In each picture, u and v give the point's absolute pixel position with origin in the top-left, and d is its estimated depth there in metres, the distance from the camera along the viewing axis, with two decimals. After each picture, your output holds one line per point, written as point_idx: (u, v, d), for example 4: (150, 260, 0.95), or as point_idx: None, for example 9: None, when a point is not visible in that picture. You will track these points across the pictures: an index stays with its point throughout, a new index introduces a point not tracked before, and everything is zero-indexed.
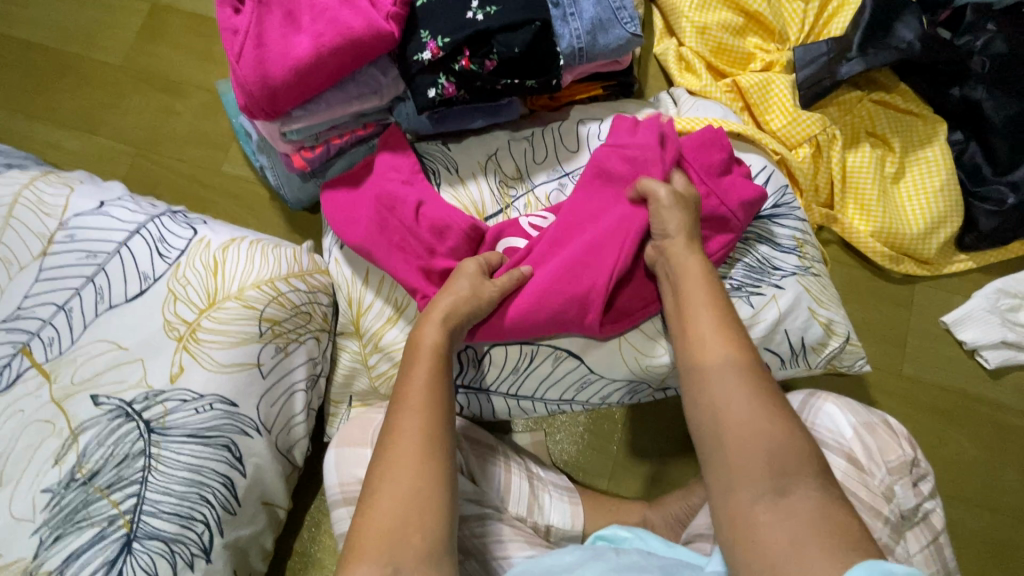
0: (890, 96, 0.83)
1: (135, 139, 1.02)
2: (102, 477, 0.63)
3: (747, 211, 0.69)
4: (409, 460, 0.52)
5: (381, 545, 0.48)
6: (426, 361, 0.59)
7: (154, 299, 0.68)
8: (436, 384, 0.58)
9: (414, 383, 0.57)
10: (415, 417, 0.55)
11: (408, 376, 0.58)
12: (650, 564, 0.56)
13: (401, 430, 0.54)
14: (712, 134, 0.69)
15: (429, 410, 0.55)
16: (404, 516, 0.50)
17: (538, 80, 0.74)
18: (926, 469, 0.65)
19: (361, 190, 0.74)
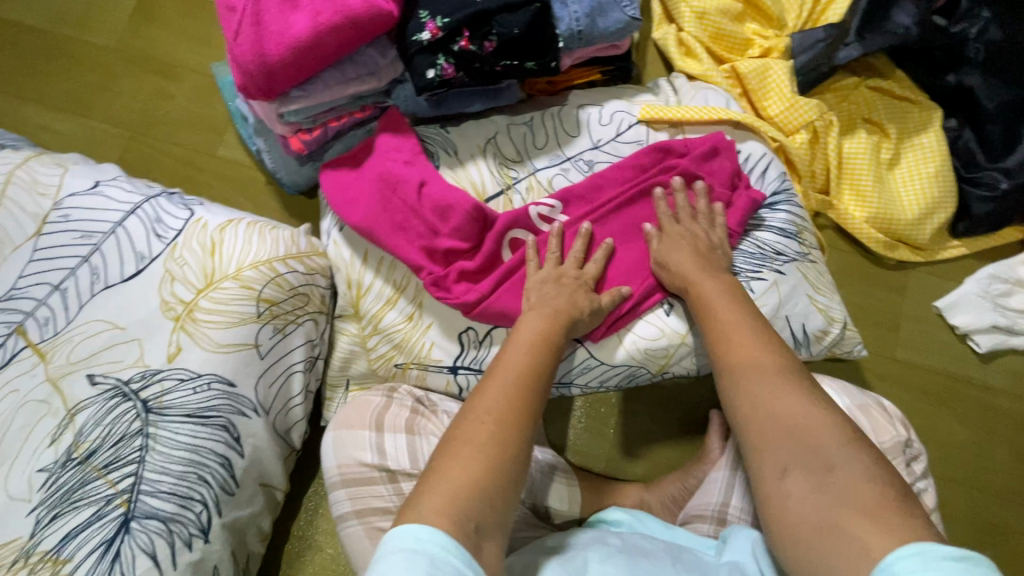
0: (886, 82, 0.84)
1: (129, 122, 1.01)
2: (99, 457, 0.63)
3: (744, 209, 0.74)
4: (504, 429, 0.50)
5: (459, 506, 0.45)
6: (526, 343, 0.59)
7: (151, 278, 0.68)
8: (536, 367, 0.56)
9: (515, 358, 0.57)
10: (512, 389, 0.53)
11: (508, 351, 0.58)
12: (659, 549, 0.58)
13: (498, 395, 0.53)
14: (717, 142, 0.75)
15: (532, 386, 0.54)
16: (490, 479, 0.47)
17: (537, 62, 0.74)
18: (919, 450, 0.65)
19: (365, 169, 0.75)
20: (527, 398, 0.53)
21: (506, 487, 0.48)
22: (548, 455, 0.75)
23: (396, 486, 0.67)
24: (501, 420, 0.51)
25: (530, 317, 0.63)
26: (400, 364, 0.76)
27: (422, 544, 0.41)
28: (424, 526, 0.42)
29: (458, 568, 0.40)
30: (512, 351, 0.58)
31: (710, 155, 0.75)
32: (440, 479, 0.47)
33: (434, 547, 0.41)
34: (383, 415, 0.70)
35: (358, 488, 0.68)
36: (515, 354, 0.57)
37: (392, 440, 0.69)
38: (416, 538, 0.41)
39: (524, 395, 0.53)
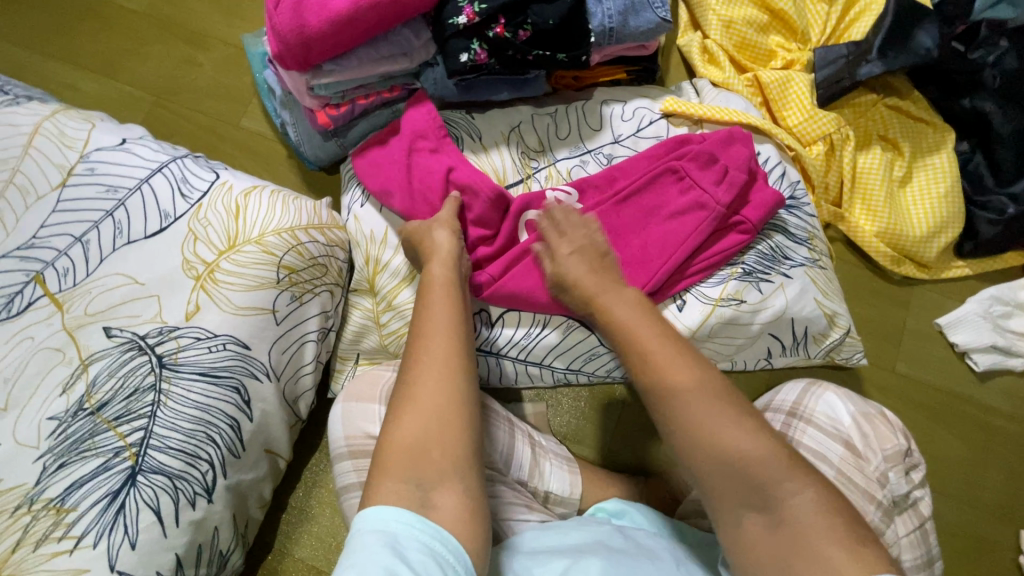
0: (904, 102, 0.86)
1: (153, 87, 1.02)
2: (111, 408, 0.63)
3: (762, 211, 0.75)
4: (437, 377, 0.53)
5: (404, 461, 0.48)
6: (439, 298, 0.61)
7: (174, 236, 0.68)
8: (453, 312, 0.60)
9: (436, 317, 0.59)
10: (440, 349, 0.55)
11: (425, 310, 0.60)
12: (660, 548, 0.62)
13: (425, 356, 0.55)
14: (738, 139, 0.76)
15: (452, 340, 0.57)
16: (432, 438, 0.50)
17: (568, 54, 0.75)
18: (919, 459, 0.67)
19: (396, 141, 0.76)
20: (451, 352, 0.55)
21: (448, 439, 0.50)
22: (546, 439, 0.77)
23: None
24: (432, 379, 0.53)
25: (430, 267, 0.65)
26: None
27: (387, 523, 0.45)
28: (385, 507, 0.46)
29: (420, 540, 0.45)
30: (430, 309, 0.60)
31: (723, 143, 0.76)
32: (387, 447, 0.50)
33: (397, 524, 0.45)
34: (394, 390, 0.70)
35: (363, 460, 0.68)
36: (431, 314, 0.59)
37: None
38: (380, 519, 0.45)
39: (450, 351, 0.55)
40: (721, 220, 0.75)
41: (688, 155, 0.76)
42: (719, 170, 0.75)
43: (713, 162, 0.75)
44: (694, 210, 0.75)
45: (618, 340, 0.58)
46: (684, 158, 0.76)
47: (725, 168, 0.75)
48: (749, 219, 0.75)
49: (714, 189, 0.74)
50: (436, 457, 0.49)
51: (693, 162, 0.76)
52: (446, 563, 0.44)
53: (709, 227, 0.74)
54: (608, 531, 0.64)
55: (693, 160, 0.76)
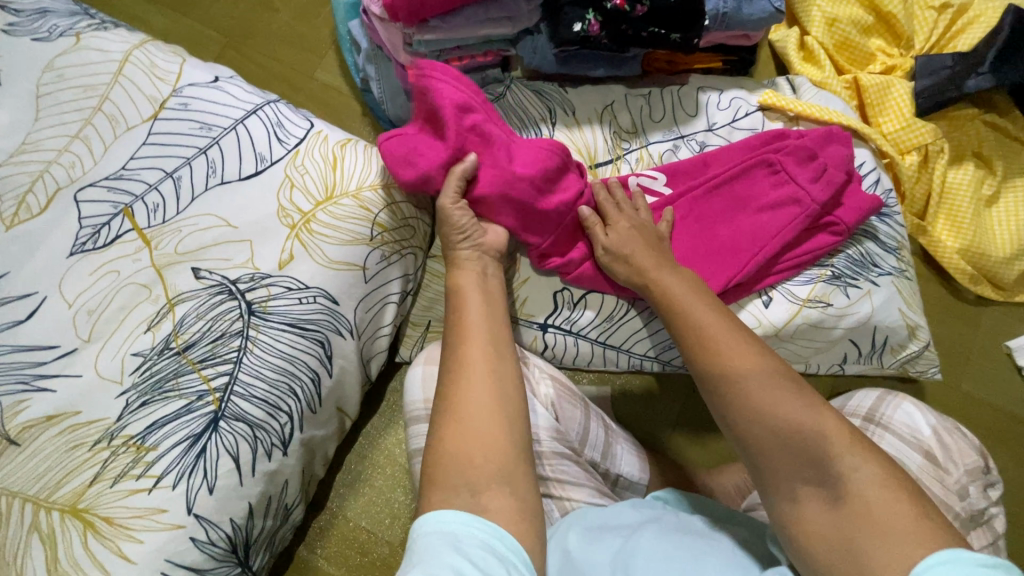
0: (1002, 119, 0.85)
1: (227, 28, 0.98)
2: (197, 350, 0.62)
3: (857, 213, 0.72)
4: (480, 382, 0.53)
5: (451, 468, 0.47)
6: (477, 302, 0.60)
7: (268, 181, 0.66)
8: (490, 316, 0.59)
9: (475, 323, 0.58)
10: (483, 357, 0.54)
11: (463, 315, 0.59)
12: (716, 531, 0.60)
13: (469, 361, 0.54)
14: (826, 136, 0.74)
15: (494, 348, 0.56)
16: (481, 446, 0.49)
17: (682, 35, 0.73)
18: (997, 477, 0.67)
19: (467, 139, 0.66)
20: (495, 362, 0.55)
21: (496, 447, 0.49)
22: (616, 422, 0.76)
23: None
24: (480, 389, 0.52)
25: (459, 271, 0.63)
26: None
27: (445, 524, 0.43)
28: (439, 511, 0.44)
29: (483, 539, 0.43)
30: (467, 314, 0.59)
31: (820, 143, 0.74)
32: (437, 448, 0.49)
33: (457, 525, 0.43)
34: None
35: None
36: (468, 318, 0.58)
37: None
38: (438, 521, 0.43)
39: (491, 359, 0.55)
40: (815, 218, 0.72)
41: (786, 149, 0.73)
42: (815, 168, 0.72)
43: (812, 160, 0.72)
44: (788, 205, 0.72)
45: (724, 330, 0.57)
46: (782, 151, 0.73)
47: (825, 166, 0.72)
48: (844, 220, 0.72)
49: (807, 188, 0.71)
50: (481, 463, 0.48)
51: (791, 156, 0.73)
52: (512, 564, 0.42)
53: (802, 224, 0.71)
54: (661, 511, 0.63)
55: (791, 156, 0.73)
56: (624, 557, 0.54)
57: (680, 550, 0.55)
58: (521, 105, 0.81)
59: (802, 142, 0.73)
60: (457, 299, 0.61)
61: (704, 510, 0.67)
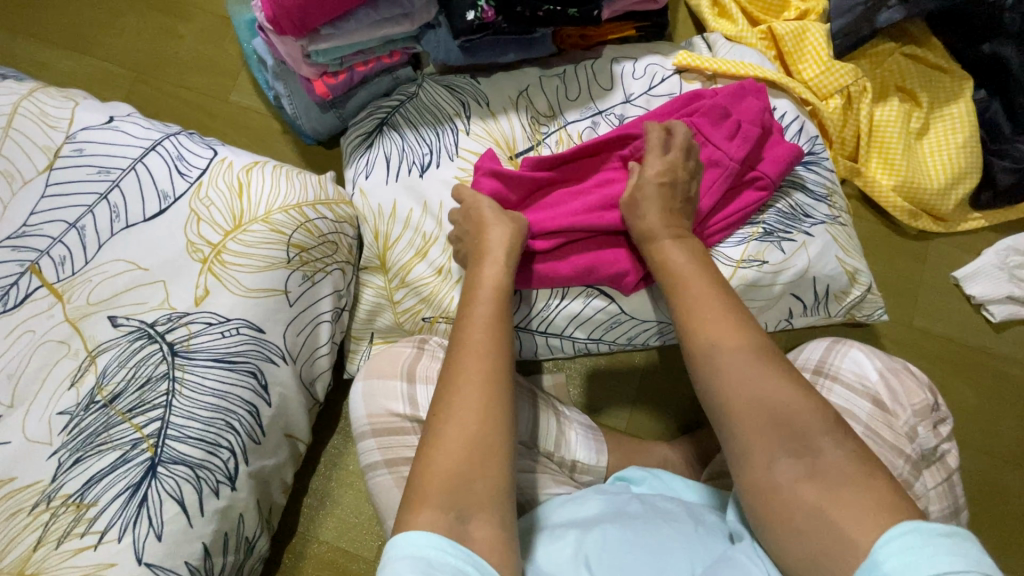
0: (921, 50, 0.84)
1: (134, 62, 0.96)
2: (124, 400, 0.60)
3: (779, 165, 0.70)
4: (475, 404, 0.49)
5: (446, 490, 0.46)
6: (488, 309, 0.57)
7: (173, 218, 0.64)
8: (499, 324, 0.55)
9: (473, 332, 0.54)
10: (478, 365, 0.52)
11: (467, 321, 0.56)
12: (680, 510, 0.60)
13: (465, 373, 0.51)
14: (739, 88, 0.71)
15: (493, 354, 0.53)
16: (468, 456, 0.47)
17: (580, 9, 0.71)
18: (946, 413, 0.66)
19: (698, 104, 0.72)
20: (492, 366, 0.52)
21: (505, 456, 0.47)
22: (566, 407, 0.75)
23: None
24: (470, 400, 0.50)
25: (487, 272, 0.61)
26: (428, 318, 0.75)
27: (419, 549, 0.42)
28: (416, 532, 0.43)
29: (455, 565, 0.42)
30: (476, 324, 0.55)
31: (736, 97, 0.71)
32: (421, 467, 0.47)
33: (429, 549, 0.42)
34: (415, 366, 0.68)
35: (387, 438, 0.66)
36: (472, 329, 0.55)
37: (423, 391, 0.66)
38: (414, 544, 0.42)
39: (489, 368, 0.52)
40: (737, 176, 0.70)
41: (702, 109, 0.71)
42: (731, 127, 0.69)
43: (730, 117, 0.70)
44: (707, 168, 0.70)
45: (688, 307, 0.56)
46: (695, 114, 0.71)
47: (738, 123, 0.70)
48: (767, 173, 0.70)
49: (724, 149, 0.69)
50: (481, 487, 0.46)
51: (705, 117, 0.70)
52: None
53: (725, 185, 0.69)
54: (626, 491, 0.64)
55: (707, 117, 0.70)
56: (584, 551, 0.54)
57: (638, 537, 0.55)
58: (433, 102, 0.79)
59: (714, 100, 0.71)
60: (469, 299, 0.59)
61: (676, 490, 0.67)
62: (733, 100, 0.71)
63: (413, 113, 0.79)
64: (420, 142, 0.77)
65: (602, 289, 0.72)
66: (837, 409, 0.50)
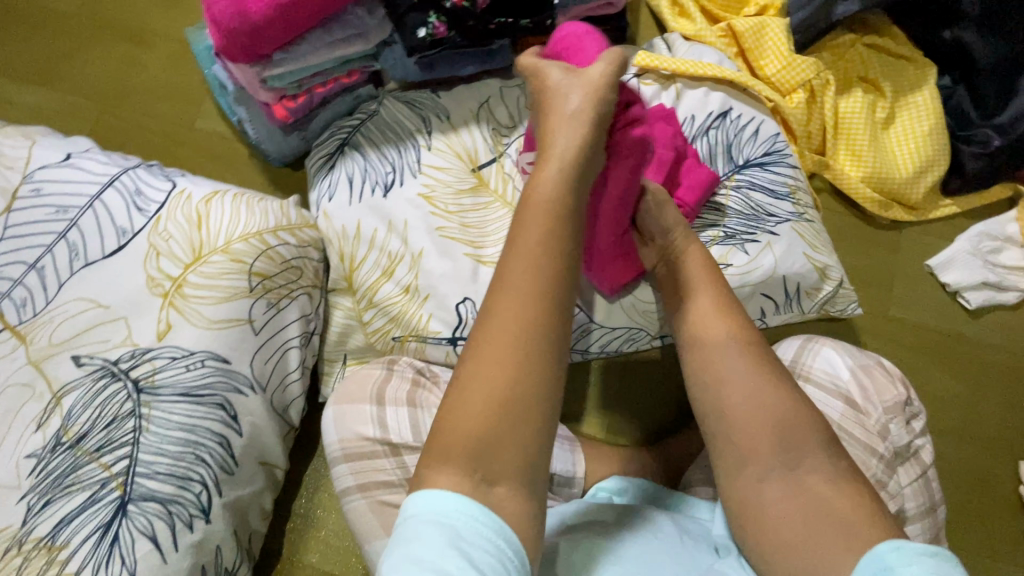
0: (883, 39, 0.83)
1: (97, 92, 0.96)
2: (91, 440, 0.60)
3: (695, 192, 0.71)
4: (507, 368, 0.46)
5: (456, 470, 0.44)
6: (527, 254, 0.50)
7: (131, 254, 0.64)
8: (546, 273, 0.49)
9: (513, 272, 0.50)
10: (513, 314, 0.48)
11: (511, 258, 0.50)
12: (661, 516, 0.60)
13: (501, 328, 0.47)
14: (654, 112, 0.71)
15: (535, 295, 0.48)
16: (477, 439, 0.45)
17: (532, 19, 0.71)
18: (918, 408, 0.67)
19: None
20: (531, 308, 0.48)
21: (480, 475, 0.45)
22: None
23: (399, 460, 0.66)
24: (502, 349, 0.47)
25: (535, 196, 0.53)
26: (398, 337, 0.74)
27: (449, 516, 0.42)
28: (447, 496, 0.43)
29: (485, 534, 0.42)
30: (516, 271, 0.49)
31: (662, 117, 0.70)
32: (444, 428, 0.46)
33: (460, 518, 0.42)
34: (384, 389, 0.68)
35: (361, 463, 0.66)
36: (513, 267, 0.49)
37: (394, 414, 0.67)
38: (447, 510, 0.42)
39: (524, 315, 0.48)
40: None
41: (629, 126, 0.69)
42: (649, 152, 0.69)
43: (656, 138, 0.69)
44: None
45: None
46: None
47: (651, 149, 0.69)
48: (683, 202, 0.71)
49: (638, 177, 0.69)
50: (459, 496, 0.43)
51: None
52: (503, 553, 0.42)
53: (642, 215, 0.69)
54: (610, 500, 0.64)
55: None
56: (559, 549, 0.54)
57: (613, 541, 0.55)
58: (394, 118, 0.79)
59: None
60: (519, 218, 0.52)
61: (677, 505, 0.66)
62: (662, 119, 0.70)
63: (374, 131, 0.78)
64: (382, 161, 0.77)
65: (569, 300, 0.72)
66: (789, 418, 0.51)
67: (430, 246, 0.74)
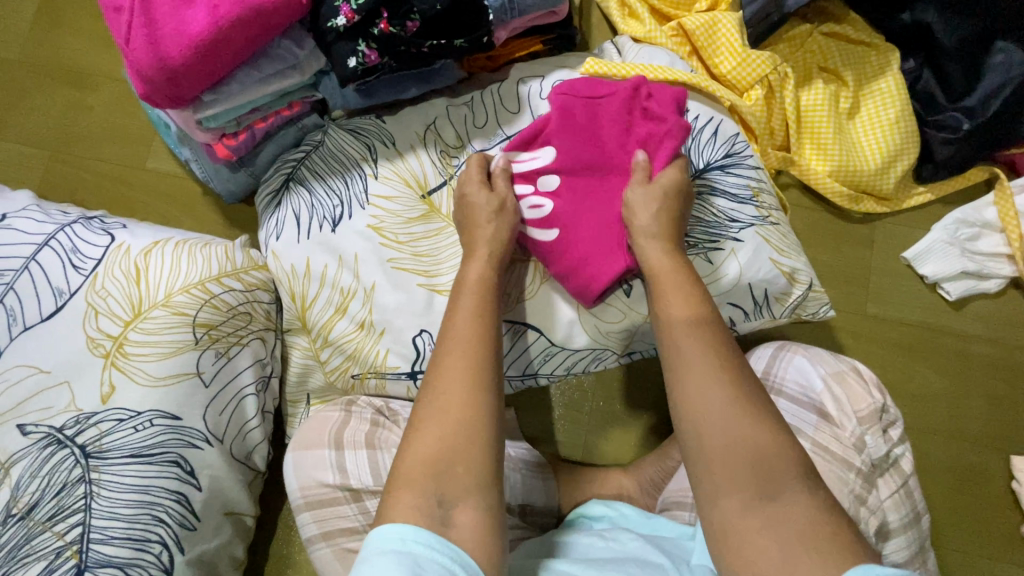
0: (840, 26, 0.80)
1: (46, 140, 0.94)
2: (41, 510, 0.59)
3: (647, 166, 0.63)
4: (449, 430, 0.48)
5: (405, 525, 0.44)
6: (466, 325, 0.55)
7: (72, 316, 0.63)
8: (481, 338, 0.54)
9: (461, 320, 0.55)
10: (461, 350, 0.53)
11: (455, 313, 0.56)
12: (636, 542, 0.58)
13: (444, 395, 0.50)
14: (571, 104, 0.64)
15: (477, 344, 0.53)
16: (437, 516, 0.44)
17: (467, 39, 0.68)
18: (896, 415, 0.64)
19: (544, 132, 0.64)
20: (478, 353, 0.52)
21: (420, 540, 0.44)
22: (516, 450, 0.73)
23: (361, 505, 0.66)
24: (454, 382, 0.50)
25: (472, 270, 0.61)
26: (357, 375, 0.73)
27: (407, 544, 0.42)
28: (408, 525, 0.43)
29: (444, 564, 0.42)
30: (450, 338, 0.54)
31: (608, 97, 0.64)
32: (401, 461, 0.48)
33: (420, 546, 0.42)
34: (342, 431, 0.68)
35: (322, 510, 0.66)
36: (458, 320, 0.55)
37: (352, 458, 0.67)
38: (400, 535, 0.43)
39: (470, 349, 0.53)
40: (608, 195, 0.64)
41: (574, 118, 0.63)
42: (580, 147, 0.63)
43: (610, 127, 0.63)
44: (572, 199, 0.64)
45: None
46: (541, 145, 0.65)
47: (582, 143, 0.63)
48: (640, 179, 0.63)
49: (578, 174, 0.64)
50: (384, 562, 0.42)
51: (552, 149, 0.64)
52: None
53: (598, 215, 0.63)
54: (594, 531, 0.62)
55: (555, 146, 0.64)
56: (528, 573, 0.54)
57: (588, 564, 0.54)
58: (339, 148, 0.76)
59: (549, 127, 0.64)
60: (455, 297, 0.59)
61: (653, 528, 0.63)
62: (611, 102, 0.64)
63: (319, 163, 0.76)
64: (328, 193, 0.74)
65: (528, 327, 0.70)
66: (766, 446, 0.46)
67: (382, 279, 0.71)
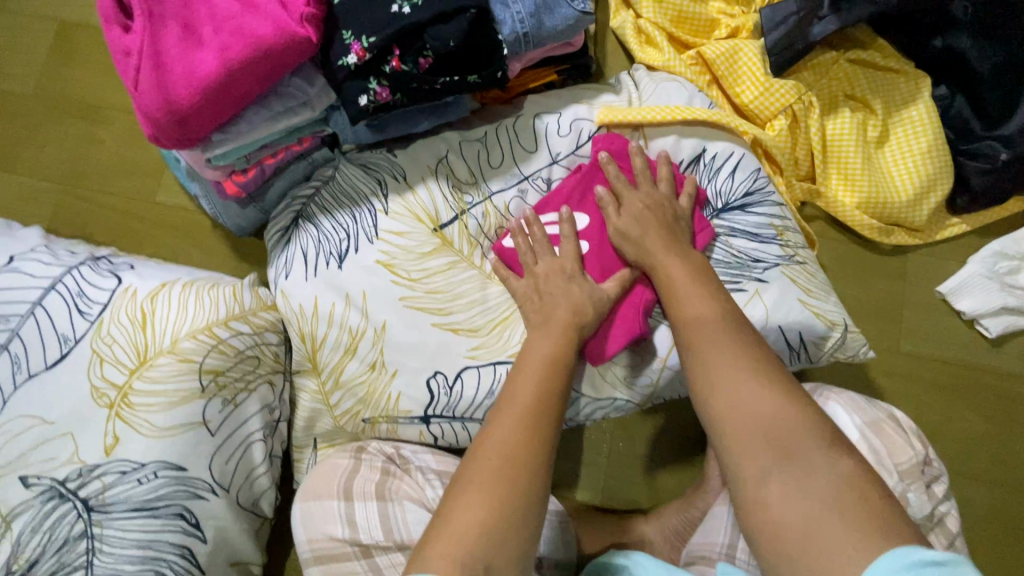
0: (867, 53, 0.77)
1: (58, 173, 0.94)
2: (42, 567, 0.56)
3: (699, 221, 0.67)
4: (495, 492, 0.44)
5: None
6: (531, 380, 0.52)
7: (76, 364, 0.61)
8: (545, 402, 0.50)
9: (527, 379, 0.52)
10: (522, 407, 0.49)
11: (520, 376, 0.53)
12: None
13: (491, 450, 0.46)
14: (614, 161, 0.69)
15: (543, 407, 0.49)
16: None
17: (481, 74, 0.66)
18: (939, 468, 0.60)
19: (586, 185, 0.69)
20: (536, 419, 0.49)
21: None
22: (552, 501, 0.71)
23: (371, 562, 0.63)
24: (505, 440, 0.46)
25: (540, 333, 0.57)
26: (367, 420, 0.70)
27: None
28: None
29: None
30: (517, 396, 0.50)
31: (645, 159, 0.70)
32: (441, 522, 0.44)
33: None
34: (352, 481, 0.66)
35: (331, 564, 0.63)
36: (521, 383, 0.51)
37: (364, 511, 0.64)
38: None
39: (534, 410, 0.49)
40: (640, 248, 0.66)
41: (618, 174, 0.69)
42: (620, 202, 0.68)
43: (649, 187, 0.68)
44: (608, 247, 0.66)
45: None
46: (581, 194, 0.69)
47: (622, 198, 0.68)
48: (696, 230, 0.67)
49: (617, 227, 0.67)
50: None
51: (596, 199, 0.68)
52: None
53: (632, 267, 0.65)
54: None
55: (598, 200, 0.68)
56: None
57: None
58: (349, 183, 0.74)
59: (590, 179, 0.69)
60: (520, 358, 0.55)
61: None
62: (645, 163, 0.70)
63: (328, 199, 0.74)
64: (337, 229, 0.72)
65: None
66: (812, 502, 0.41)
67: (393, 319, 0.69)
